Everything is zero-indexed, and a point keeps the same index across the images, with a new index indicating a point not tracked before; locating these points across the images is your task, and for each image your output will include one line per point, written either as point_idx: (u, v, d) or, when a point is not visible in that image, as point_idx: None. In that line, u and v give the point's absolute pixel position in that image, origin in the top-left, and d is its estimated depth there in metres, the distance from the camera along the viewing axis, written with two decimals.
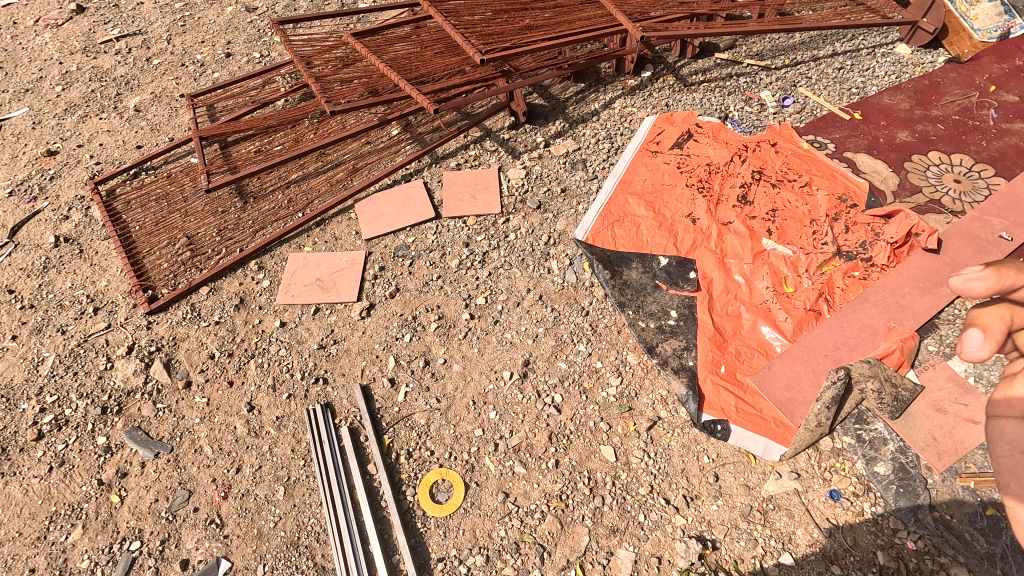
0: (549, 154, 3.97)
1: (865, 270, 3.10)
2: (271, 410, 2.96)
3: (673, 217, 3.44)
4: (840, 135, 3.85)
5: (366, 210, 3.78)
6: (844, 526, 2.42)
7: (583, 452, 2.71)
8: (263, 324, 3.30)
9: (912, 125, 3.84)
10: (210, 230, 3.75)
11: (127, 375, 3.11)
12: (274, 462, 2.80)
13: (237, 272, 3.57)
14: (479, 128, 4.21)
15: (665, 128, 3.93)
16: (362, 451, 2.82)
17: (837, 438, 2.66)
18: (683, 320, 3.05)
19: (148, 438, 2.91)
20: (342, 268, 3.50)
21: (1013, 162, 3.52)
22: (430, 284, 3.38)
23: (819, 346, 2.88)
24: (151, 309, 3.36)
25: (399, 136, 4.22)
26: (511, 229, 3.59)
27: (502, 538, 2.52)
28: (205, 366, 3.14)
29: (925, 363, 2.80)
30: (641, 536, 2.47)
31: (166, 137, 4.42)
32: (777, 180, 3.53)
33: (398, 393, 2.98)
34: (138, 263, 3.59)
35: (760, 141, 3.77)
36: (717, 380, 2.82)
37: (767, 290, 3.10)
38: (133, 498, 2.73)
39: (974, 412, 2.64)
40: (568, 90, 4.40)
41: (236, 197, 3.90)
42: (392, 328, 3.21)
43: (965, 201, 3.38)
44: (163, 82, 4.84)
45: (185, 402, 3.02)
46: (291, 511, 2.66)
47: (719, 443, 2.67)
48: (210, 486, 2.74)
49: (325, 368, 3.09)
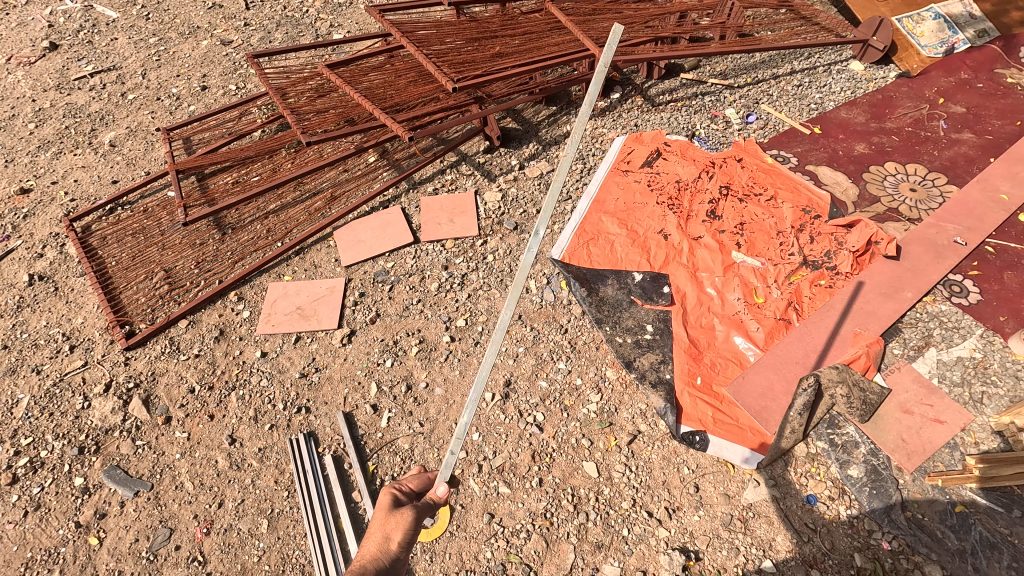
0: (523, 175, 4.07)
1: (830, 278, 3.22)
2: (253, 441, 2.95)
3: (646, 234, 3.55)
4: (802, 149, 4.02)
5: (346, 237, 3.82)
6: (822, 530, 2.48)
7: (566, 469, 2.74)
8: (244, 354, 3.30)
9: (868, 138, 4.02)
10: (189, 262, 3.75)
11: (105, 414, 3.08)
12: (257, 495, 2.78)
13: (216, 304, 3.57)
14: (455, 153, 4.29)
15: (634, 148, 4.06)
16: (346, 479, 2.83)
17: (811, 443, 2.72)
18: (659, 334, 3.12)
19: (127, 476, 2.87)
20: (323, 295, 3.52)
21: (964, 170, 3.71)
22: (411, 308, 3.41)
23: (790, 355, 2.97)
24: (129, 344, 3.33)
25: (376, 163, 4.29)
26: (489, 251, 3.66)
27: (489, 560, 2.53)
28: (185, 401, 3.12)
29: (891, 366, 2.91)
30: (625, 551, 2.50)
31: (142, 171, 4.43)
32: (743, 195, 3.66)
33: (381, 418, 2.99)
34: (115, 299, 3.57)
35: (726, 157, 3.91)
36: (694, 392, 2.88)
37: (738, 301, 3.20)
38: (112, 539, 2.68)
39: (939, 412, 2.73)
40: (541, 113, 4.53)
41: (214, 229, 3.93)
42: (374, 353, 3.23)
43: (921, 209, 3.54)
44: (138, 116, 4.87)
45: (165, 438, 3.00)
46: (275, 544, 2.64)
47: (698, 454, 2.73)
48: (191, 522, 2.71)
49: (307, 397, 3.09)
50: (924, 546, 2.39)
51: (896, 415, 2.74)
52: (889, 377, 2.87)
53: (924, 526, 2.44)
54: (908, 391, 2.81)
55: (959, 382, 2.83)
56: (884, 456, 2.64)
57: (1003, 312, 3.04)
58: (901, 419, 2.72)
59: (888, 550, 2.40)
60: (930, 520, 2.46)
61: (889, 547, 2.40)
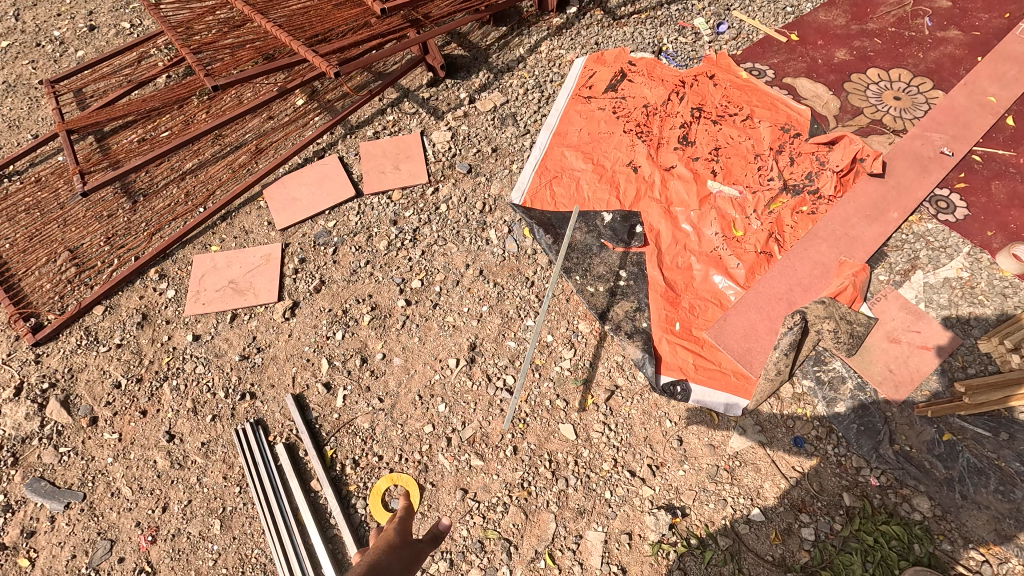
0: (474, 110, 3.60)
1: (812, 203, 2.97)
2: (194, 436, 2.65)
3: (614, 167, 3.21)
4: (778, 60, 3.63)
5: (278, 195, 3.35)
6: (810, 473, 2.38)
7: (542, 434, 2.55)
8: (174, 340, 2.92)
9: (849, 42, 3.64)
10: (97, 238, 3.26)
11: (18, 421, 2.70)
12: (205, 494, 2.52)
13: (135, 284, 3.12)
14: (395, 89, 3.75)
15: (596, 70, 3.62)
16: (303, 468, 2.57)
17: (797, 383, 2.57)
18: (634, 279, 2.86)
19: (54, 488, 2.55)
20: (257, 265, 3.11)
21: (950, 73, 3.40)
22: (358, 272, 3.05)
23: (773, 290, 2.76)
24: (37, 339, 2.90)
25: (305, 106, 3.73)
26: (442, 199, 3.26)
27: (465, 538, 2.36)
28: (111, 398, 2.76)
29: (878, 294, 2.74)
30: (609, 515, 2.36)
31: (29, 134, 3.78)
32: (717, 115, 3.31)
33: (336, 398, 2.71)
34: (14, 288, 3.08)
35: (697, 74, 3.51)
36: (673, 339, 2.68)
37: (716, 236, 2.94)
38: (45, 558, 2.41)
39: (927, 338, 2.60)
40: (490, 36, 3.97)
41: (122, 197, 3.40)
42: (322, 326, 2.90)
43: (906, 119, 3.27)
44: (16, 68, 4.11)
45: (93, 442, 2.66)
46: (232, 544, 2.41)
47: (680, 406, 2.56)
48: (134, 531, 2.45)
49: (251, 381, 2.78)
50: (912, 478, 2.31)
51: (883, 345, 2.59)
52: (875, 306, 2.70)
53: (912, 459, 2.35)
54: (894, 319, 2.66)
55: (946, 305, 2.68)
56: (871, 389, 2.51)
57: (991, 226, 2.86)
58: (888, 349, 2.58)
59: (876, 486, 2.33)
60: (917, 451, 2.36)
61: (878, 483, 2.33)
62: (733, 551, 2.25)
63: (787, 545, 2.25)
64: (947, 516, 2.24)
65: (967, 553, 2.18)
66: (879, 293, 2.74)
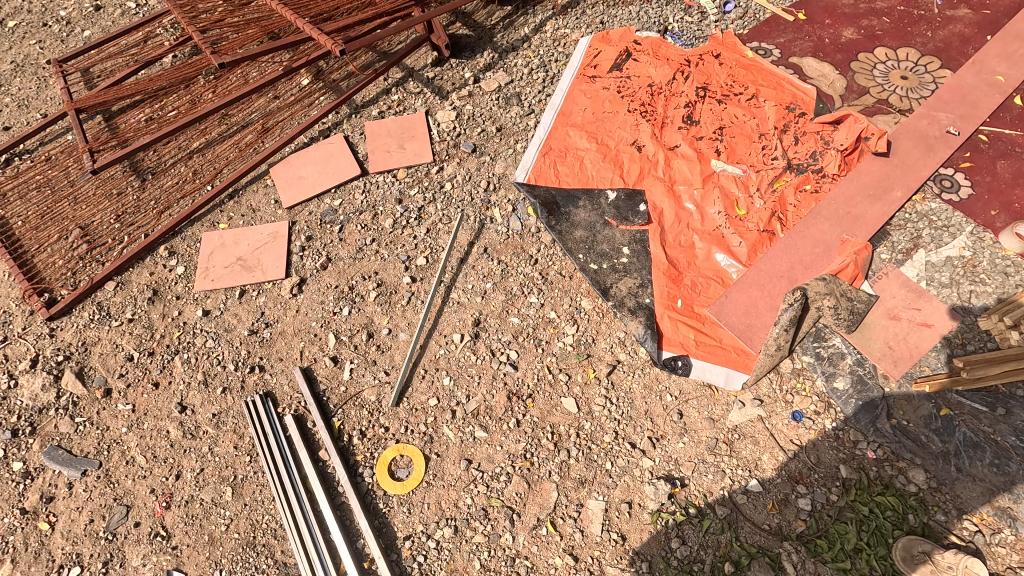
0: (479, 90, 3.60)
1: (816, 182, 2.98)
2: (206, 407, 2.72)
3: (618, 146, 3.22)
4: (785, 39, 3.61)
5: (284, 174, 3.39)
6: (808, 445, 2.43)
7: (544, 408, 2.60)
8: (184, 315, 2.97)
9: (857, 21, 3.60)
10: (107, 216, 3.31)
11: (35, 392, 2.78)
12: (217, 462, 2.59)
13: (146, 261, 3.17)
14: (399, 68, 3.75)
15: (601, 49, 3.61)
16: (311, 438, 2.63)
17: (797, 359, 2.61)
18: (637, 256, 2.88)
19: (70, 456, 2.64)
20: (265, 242, 3.15)
21: (958, 52, 3.38)
22: (364, 250, 3.09)
23: (775, 268, 2.78)
24: (51, 314, 2.96)
25: (310, 86, 3.74)
26: (447, 178, 3.28)
27: (469, 506, 2.43)
28: (124, 370, 2.83)
29: (879, 272, 2.75)
30: (610, 484, 2.42)
31: (38, 114, 3.81)
32: (722, 95, 3.30)
33: (343, 370, 2.77)
34: (27, 265, 3.14)
35: (703, 53, 3.49)
36: (674, 315, 2.72)
37: (719, 215, 2.96)
38: (64, 522, 2.50)
39: (927, 316, 2.62)
40: (494, 16, 3.95)
41: (131, 175, 3.44)
42: (329, 302, 2.94)
43: (912, 98, 3.25)
44: (24, 48, 4.13)
45: (107, 412, 2.73)
46: (243, 510, 2.49)
47: (680, 380, 2.61)
48: (149, 497, 2.53)
49: (259, 354, 2.84)
50: (909, 452, 2.35)
51: (883, 322, 2.62)
52: (877, 284, 2.72)
53: (909, 433, 2.39)
54: (895, 297, 2.68)
55: (948, 283, 2.70)
56: (870, 364, 2.54)
57: (995, 206, 2.86)
58: (888, 326, 2.61)
59: (872, 459, 2.37)
60: (915, 425, 2.40)
61: (874, 456, 2.37)
62: (731, 520, 2.31)
63: (783, 515, 2.30)
64: (942, 488, 2.28)
65: (960, 524, 2.23)
66: (880, 271, 2.76)
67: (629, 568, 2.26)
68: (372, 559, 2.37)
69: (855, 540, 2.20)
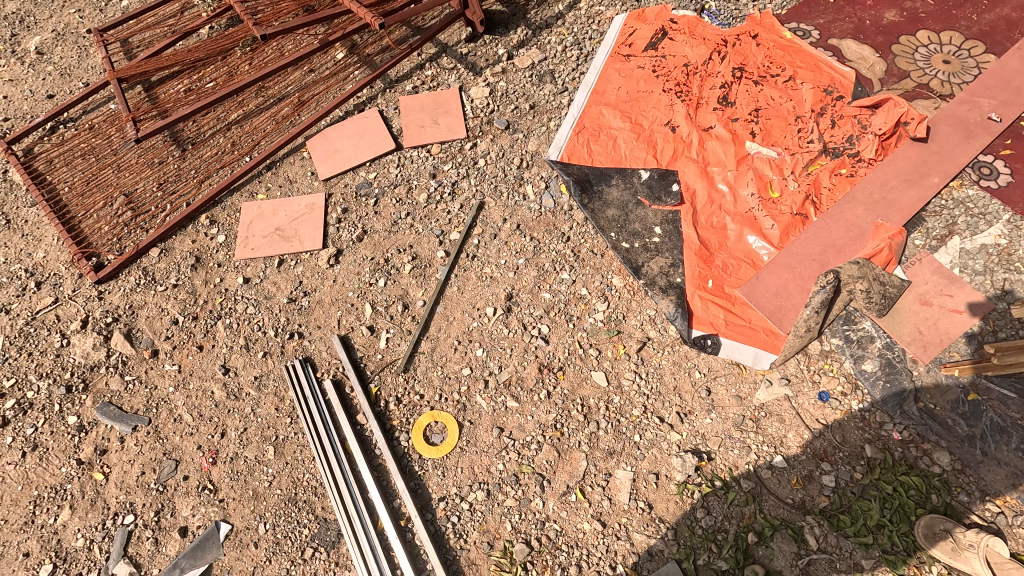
0: (512, 67, 3.61)
1: (852, 166, 2.97)
2: (247, 370, 2.83)
3: (652, 126, 3.22)
4: (825, 20, 3.55)
5: (320, 147, 3.45)
6: (833, 425, 2.48)
7: (575, 380, 2.67)
8: (226, 282, 3.07)
9: (900, 3, 3.53)
10: (150, 184, 3.40)
11: (87, 350, 2.92)
12: (259, 423, 2.71)
13: (187, 229, 3.27)
14: (433, 44, 3.76)
15: (636, 27, 3.59)
16: (349, 402, 2.74)
17: (826, 341, 2.65)
18: (668, 236, 2.91)
19: (121, 412, 2.77)
20: (302, 214, 3.23)
21: (1005, 36, 3.30)
22: (399, 223, 3.15)
23: (807, 251, 2.80)
24: (99, 277, 3.08)
25: (345, 60, 3.77)
26: (480, 154, 3.32)
27: (502, 471, 2.53)
28: (170, 332, 2.95)
29: (912, 258, 2.76)
30: (637, 456, 2.50)
31: (79, 83, 3.89)
32: (758, 76, 3.28)
33: (380, 339, 2.86)
34: (76, 230, 3.25)
35: (740, 33, 3.45)
36: (705, 295, 2.76)
37: (752, 197, 2.97)
38: (117, 473, 2.65)
39: (958, 302, 2.63)
40: None
41: (172, 145, 3.52)
42: (365, 273, 3.02)
43: (953, 83, 3.21)
44: (64, 16, 4.20)
45: (155, 371, 2.86)
46: (285, 468, 2.61)
47: (709, 358, 2.66)
48: (196, 453, 2.67)
49: (298, 322, 2.93)
50: (934, 434, 2.40)
51: (914, 307, 2.63)
52: (909, 269, 2.73)
53: (936, 416, 2.42)
54: (927, 283, 2.69)
55: (982, 270, 2.69)
56: (900, 348, 2.57)
57: None
58: (919, 311, 2.62)
59: (898, 440, 2.42)
60: (941, 409, 2.43)
61: (900, 438, 2.42)
62: (755, 494, 2.38)
63: (807, 490, 2.37)
64: (966, 471, 2.33)
65: (982, 505, 2.28)
66: (912, 257, 2.76)
67: (655, 535, 2.35)
68: (408, 518, 2.49)
69: (878, 517, 2.26)
